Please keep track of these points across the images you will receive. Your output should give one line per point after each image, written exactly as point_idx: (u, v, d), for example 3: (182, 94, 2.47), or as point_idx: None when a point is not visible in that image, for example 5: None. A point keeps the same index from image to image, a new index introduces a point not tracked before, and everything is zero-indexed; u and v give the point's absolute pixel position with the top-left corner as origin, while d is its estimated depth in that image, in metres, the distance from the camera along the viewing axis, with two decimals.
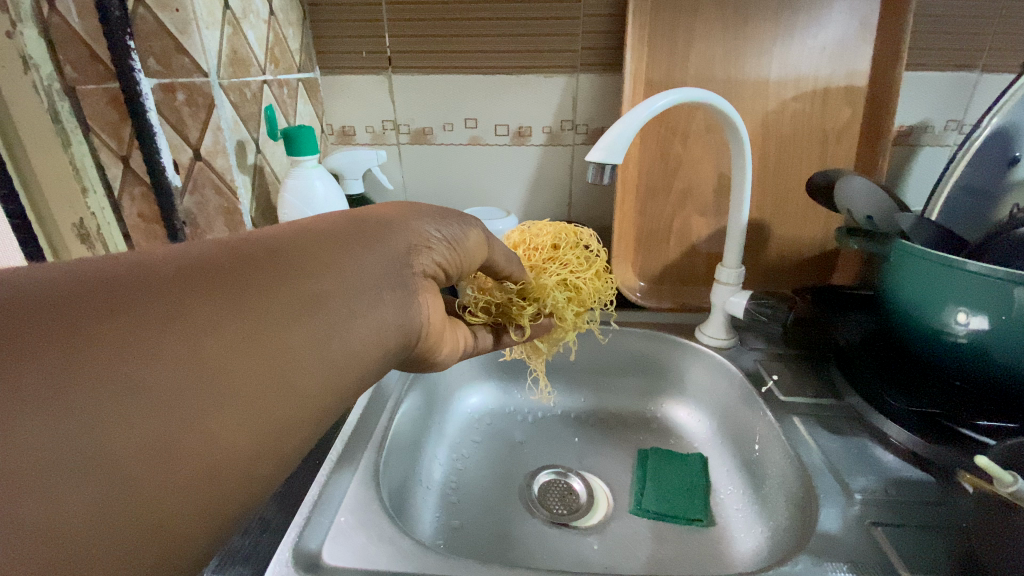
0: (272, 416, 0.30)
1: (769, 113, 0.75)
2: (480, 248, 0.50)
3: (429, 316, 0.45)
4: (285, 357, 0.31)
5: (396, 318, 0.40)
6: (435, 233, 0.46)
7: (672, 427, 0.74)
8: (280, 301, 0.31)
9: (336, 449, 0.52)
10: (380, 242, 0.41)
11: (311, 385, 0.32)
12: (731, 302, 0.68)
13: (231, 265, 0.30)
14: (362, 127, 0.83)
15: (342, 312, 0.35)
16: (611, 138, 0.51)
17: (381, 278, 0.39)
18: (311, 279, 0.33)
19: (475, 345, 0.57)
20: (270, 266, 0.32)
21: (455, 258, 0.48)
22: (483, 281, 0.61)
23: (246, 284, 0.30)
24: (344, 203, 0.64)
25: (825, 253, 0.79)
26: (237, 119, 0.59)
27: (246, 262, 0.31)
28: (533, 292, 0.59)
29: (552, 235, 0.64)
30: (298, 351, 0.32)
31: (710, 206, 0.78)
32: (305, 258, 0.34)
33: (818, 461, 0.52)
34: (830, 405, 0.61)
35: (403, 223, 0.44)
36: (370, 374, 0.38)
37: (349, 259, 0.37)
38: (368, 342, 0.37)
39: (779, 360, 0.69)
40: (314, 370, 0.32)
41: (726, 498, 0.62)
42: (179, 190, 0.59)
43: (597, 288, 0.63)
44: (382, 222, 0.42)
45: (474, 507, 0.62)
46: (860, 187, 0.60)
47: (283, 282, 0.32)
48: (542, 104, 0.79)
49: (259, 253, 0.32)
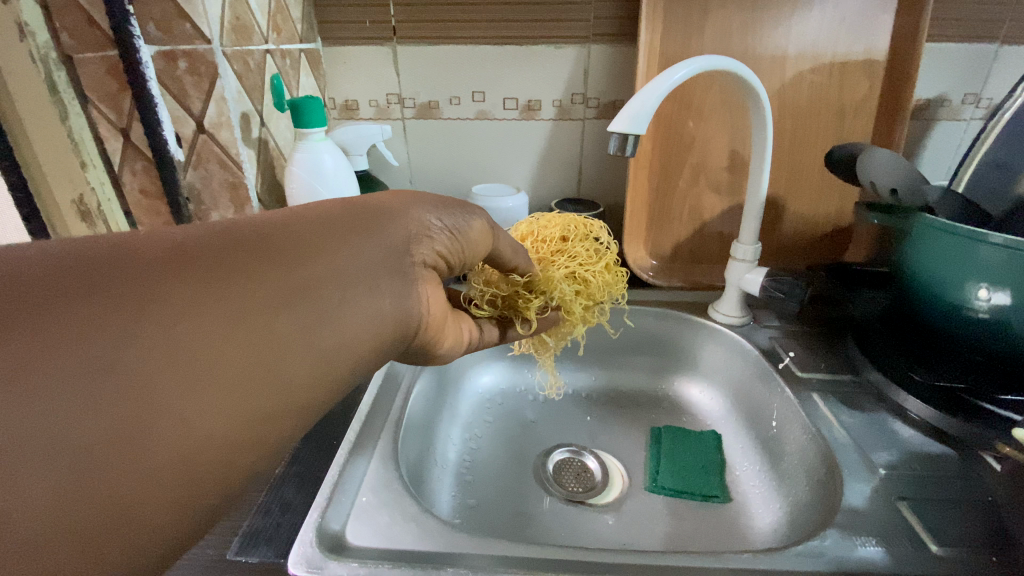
0: (273, 393, 0.30)
1: (786, 86, 0.73)
2: (485, 238, 0.48)
3: (428, 308, 0.44)
4: (285, 337, 0.31)
5: (399, 305, 0.39)
6: (437, 223, 0.44)
7: (684, 405, 0.73)
8: (276, 281, 0.31)
9: (353, 429, 0.51)
10: (379, 231, 0.39)
11: (313, 364, 0.32)
12: (748, 279, 0.67)
13: (227, 247, 0.30)
14: (366, 101, 0.80)
15: (342, 297, 0.34)
16: (636, 108, 0.49)
17: (382, 262, 0.38)
18: (307, 262, 0.33)
19: (482, 335, 0.56)
20: (266, 248, 0.31)
21: (456, 248, 0.46)
22: (489, 274, 0.59)
23: (245, 265, 0.30)
24: (353, 178, 0.62)
25: (838, 229, 0.78)
26: (241, 89, 0.56)
27: (244, 244, 0.31)
28: (540, 285, 0.58)
29: (561, 227, 0.63)
30: (297, 332, 0.31)
31: (724, 183, 0.76)
32: (302, 239, 0.33)
33: (841, 437, 0.52)
34: (847, 381, 0.60)
35: (402, 210, 0.42)
36: (374, 352, 0.38)
37: (347, 244, 0.36)
38: (370, 320, 0.36)
39: (794, 337, 0.69)
40: (316, 348, 0.32)
41: (742, 475, 0.62)
42: (183, 164, 0.56)
43: (606, 282, 0.61)
44: (379, 210, 0.40)
45: (489, 486, 0.62)
46: (882, 161, 0.59)
47: (279, 264, 0.31)
48: (553, 77, 0.77)
49: (257, 234, 0.32)
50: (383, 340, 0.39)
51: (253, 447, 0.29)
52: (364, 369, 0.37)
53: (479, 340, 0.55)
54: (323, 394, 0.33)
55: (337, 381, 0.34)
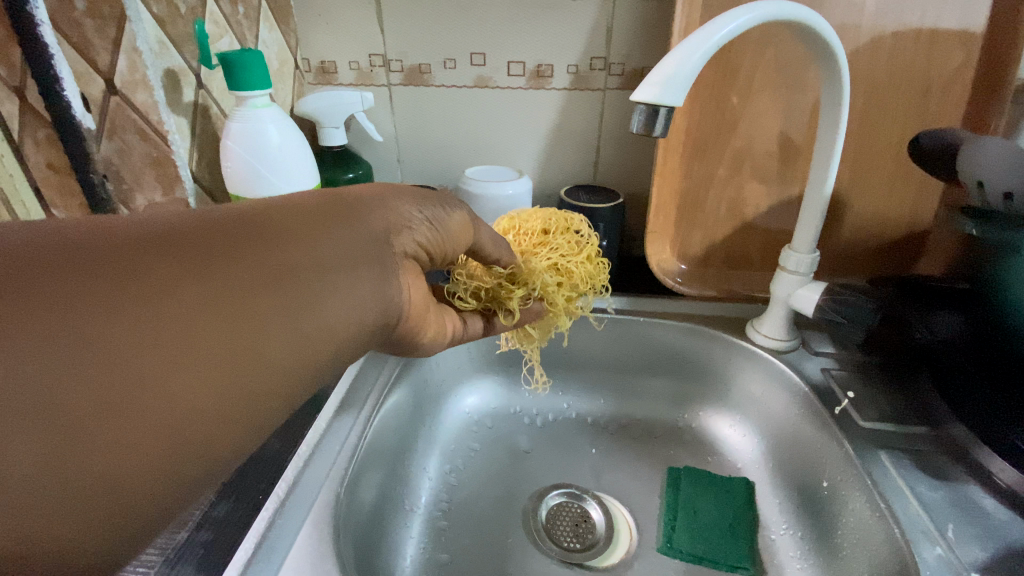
0: (66, 480, 0.20)
1: (860, 51, 0.55)
2: (465, 233, 0.40)
3: (408, 301, 0.37)
4: (153, 384, 0.22)
5: (370, 314, 0.32)
6: (415, 213, 0.36)
7: (710, 442, 0.61)
8: (202, 300, 0.24)
9: (288, 477, 0.41)
10: (351, 224, 0.32)
11: (154, 427, 0.22)
12: (798, 296, 0.53)
13: (144, 258, 0.23)
14: (345, 62, 0.67)
15: (303, 307, 0.28)
16: (671, 70, 0.36)
17: (354, 256, 0.31)
18: (260, 271, 0.26)
19: (466, 329, 0.46)
20: (178, 257, 0.24)
21: (434, 241, 0.38)
22: (471, 266, 0.47)
23: (94, 286, 0.22)
24: (307, 149, 0.52)
25: (914, 234, 0.62)
26: (163, 38, 0.45)
27: (110, 257, 0.22)
28: (521, 277, 0.47)
29: (541, 219, 0.51)
30: (186, 372, 0.23)
31: (774, 172, 0.61)
32: (258, 242, 0.27)
33: (919, 521, 0.40)
34: (922, 435, 0.47)
35: (379, 199, 0.35)
36: (278, 404, 0.27)
37: (307, 237, 0.29)
38: (261, 364, 0.26)
39: (854, 369, 0.55)
40: (172, 403, 0.23)
41: (778, 541, 0.50)
42: (95, 134, 0.45)
43: (590, 272, 0.50)
44: (354, 200, 0.33)
45: (467, 535, 0.52)
46: (997, 152, 0.45)
47: (197, 277, 0.24)
48: (566, 35, 0.63)
49: (122, 245, 0.23)
50: (297, 389, 0.28)
51: (41, 555, 0.20)
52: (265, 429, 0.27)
53: (461, 331, 0.46)
54: (184, 471, 0.23)
55: (204, 452, 0.24)
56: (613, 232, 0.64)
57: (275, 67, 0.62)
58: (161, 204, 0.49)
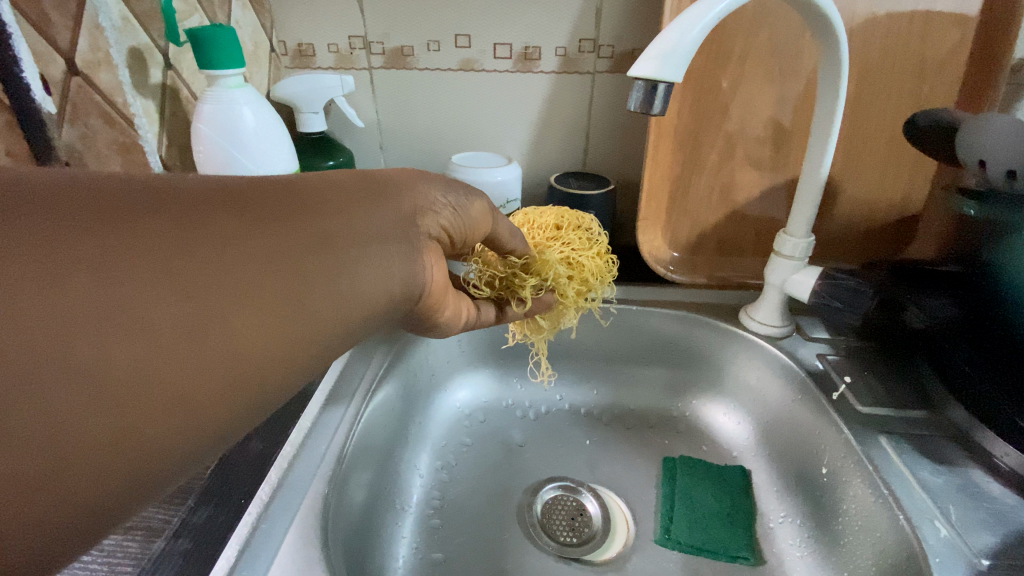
0: (38, 475, 0.18)
1: (854, 32, 0.54)
2: (485, 221, 0.39)
3: (433, 277, 0.36)
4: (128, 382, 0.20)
5: (385, 296, 0.31)
6: (438, 199, 0.36)
7: (704, 431, 0.60)
8: (218, 273, 0.23)
9: (273, 479, 0.39)
10: (377, 209, 0.31)
11: (155, 401, 0.21)
12: (793, 281, 0.52)
13: (160, 224, 0.22)
14: (324, 45, 0.64)
15: (319, 289, 0.27)
16: (670, 44, 0.35)
17: (360, 240, 0.29)
18: (282, 246, 0.25)
19: (479, 314, 0.44)
20: (195, 223, 0.23)
21: (456, 226, 0.38)
22: (486, 259, 0.47)
23: (99, 249, 0.20)
24: (284, 133, 0.49)
25: (904, 218, 0.62)
26: (128, 14, 0.43)
27: (120, 216, 0.21)
28: (533, 268, 0.46)
29: (555, 214, 0.51)
30: (192, 348, 0.22)
31: (767, 156, 0.60)
32: (282, 216, 0.26)
33: (923, 504, 0.40)
34: (920, 419, 0.47)
35: (405, 184, 0.34)
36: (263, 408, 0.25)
37: (312, 221, 0.27)
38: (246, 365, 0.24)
39: (849, 354, 0.54)
40: (168, 390, 0.21)
41: (777, 530, 0.50)
42: (57, 120, 0.39)
43: (601, 267, 0.50)
44: (376, 182, 0.32)
45: (462, 531, 0.50)
46: (1004, 131, 0.43)
47: (218, 246, 0.23)
48: (554, 16, 0.61)
49: (131, 203, 0.21)
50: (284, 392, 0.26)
51: None
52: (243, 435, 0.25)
53: (476, 316, 0.44)
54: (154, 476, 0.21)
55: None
56: (604, 219, 0.63)
57: (249, 49, 0.59)
58: None
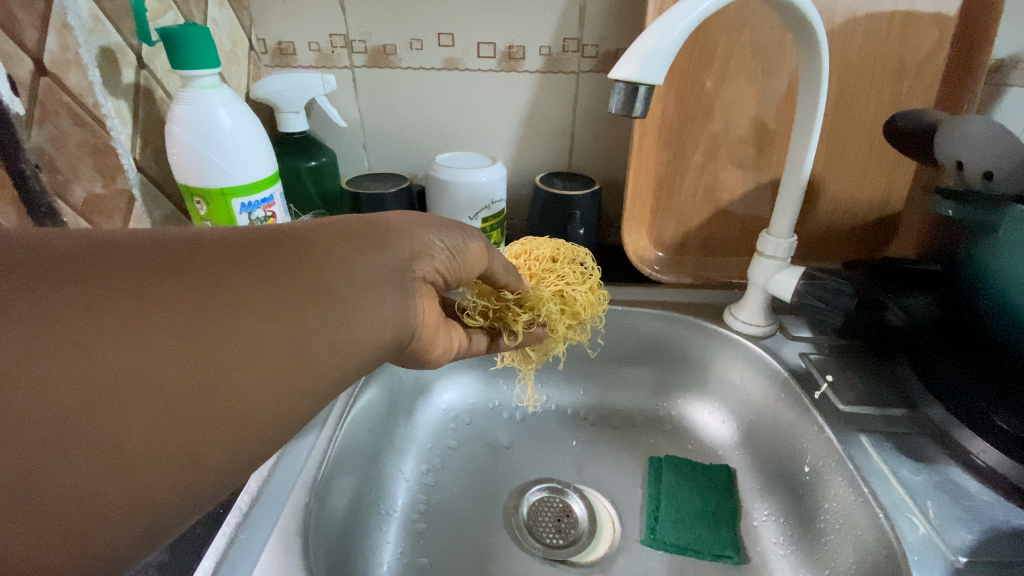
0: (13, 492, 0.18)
1: (836, 33, 0.54)
2: (481, 260, 0.39)
3: (424, 319, 0.36)
4: (99, 409, 0.20)
5: (375, 340, 0.30)
6: (437, 241, 0.36)
7: (689, 429, 0.60)
8: (209, 316, 0.23)
9: (253, 487, 0.39)
10: (371, 250, 0.31)
11: (143, 441, 0.21)
12: (776, 281, 0.53)
13: (153, 270, 0.22)
14: (304, 43, 0.63)
15: (312, 333, 0.26)
16: (651, 46, 0.35)
17: (353, 283, 0.29)
18: (277, 288, 0.25)
19: (471, 344, 0.44)
20: (193, 272, 0.23)
21: (452, 269, 0.38)
22: (485, 292, 0.46)
23: (98, 290, 0.21)
24: (263, 136, 0.48)
25: (886, 216, 0.62)
26: (98, 13, 0.42)
27: (123, 264, 0.22)
28: (528, 306, 0.46)
29: (551, 245, 0.51)
30: (179, 388, 0.22)
31: (750, 156, 0.61)
32: (279, 259, 0.26)
33: (900, 501, 0.40)
34: (899, 416, 0.47)
35: (403, 226, 0.34)
36: (242, 426, 0.24)
37: (304, 262, 0.27)
38: (227, 400, 0.23)
39: (832, 353, 0.55)
40: (148, 409, 0.21)
41: (761, 528, 0.50)
42: (26, 121, 0.38)
43: (594, 302, 0.50)
44: (375, 225, 0.33)
45: (446, 535, 0.50)
46: (976, 132, 0.43)
47: (211, 291, 0.23)
48: (538, 15, 0.61)
49: (128, 253, 0.22)
50: (267, 408, 0.25)
51: None
52: (225, 455, 0.24)
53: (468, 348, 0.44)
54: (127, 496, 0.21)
55: (151, 487, 0.21)
56: (590, 221, 0.62)
57: (226, 47, 0.57)
58: (102, 196, 0.44)
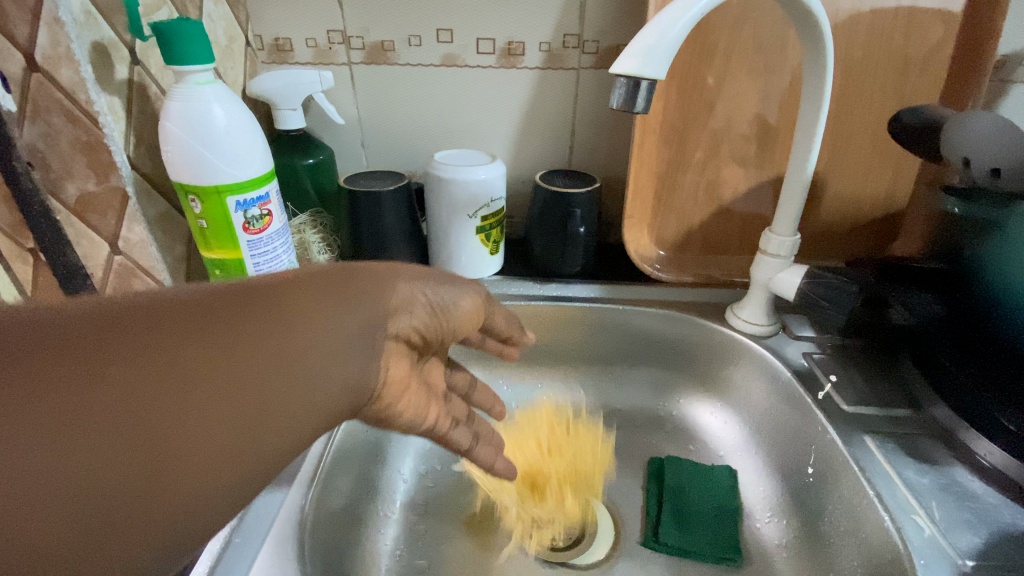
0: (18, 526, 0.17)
1: (840, 28, 0.53)
2: (474, 316, 0.42)
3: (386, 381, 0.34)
4: (71, 440, 0.19)
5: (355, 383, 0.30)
6: (421, 295, 0.37)
7: (690, 429, 0.60)
8: (191, 355, 0.22)
9: None
10: (358, 299, 0.32)
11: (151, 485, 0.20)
12: (779, 280, 0.52)
13: (134, 315, 0.22)
14: (301, 39, 0.62)
15: (303, 379, 0.27)
16: (652, 41, 0.34)
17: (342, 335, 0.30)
18: (267, 340, 0.26)
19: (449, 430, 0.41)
20: (195, 326, 0.23)
21: (433, 326, 0.38)
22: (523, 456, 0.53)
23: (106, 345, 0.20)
24: (258, 133, 0.47)
25: (889, 215, 0.62)
26: (89, 7, 0.41)
27: (128, 317, 0.22)
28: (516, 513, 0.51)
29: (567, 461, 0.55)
30: (157, 423, 0.21)
31: (752, 154, 0.60)
32: (276, 314, 0.26)
33: (906, 502, 0.40)
34: (905, 416, 0.47)
35: (389, 279, 0.35)
36: (215, 464, 0.22)
37: (298, 316, 0.27)
38: (227, 437, 0.23)
39: (837, 353, 0.54)
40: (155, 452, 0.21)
41: (763, 529, 0.50)
42: (16, 117, 0.38)
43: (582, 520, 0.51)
44: (363, 276, 0.33)
45: (444, 537, 0.49)
46: (983, 129, 0.42)
47: (216, 345, 0.23)
48: (538, 10, 0.60)
49: (133, 310, 0.22)
50: (256, 445, 0.24)
51: None
52: (223, 478, 0.23)
53: (448, 432, 0.41)
54: (103, 536, 0.19)
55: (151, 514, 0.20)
56: (591, 219, 0.61)
57: (222, 43, 0.56)
58: (95, 195, 0.44)
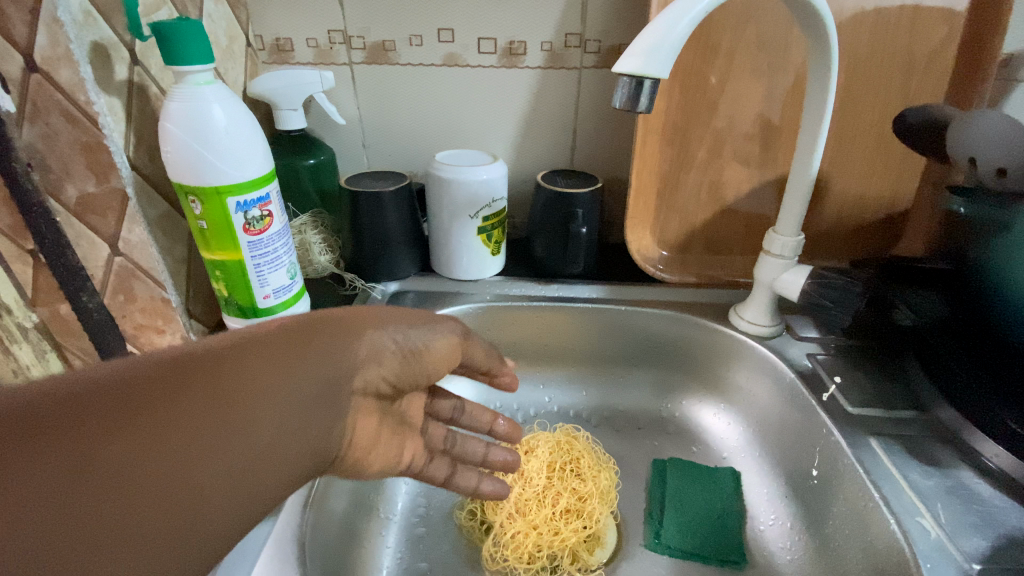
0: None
1: (843, 27, 0.53)
2: (451, 356, 0.41)
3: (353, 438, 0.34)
4: (18, 515, 0.19)
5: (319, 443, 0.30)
6: (391, 341, 0.37)
7: (693, 431, 0.59)
8: (147, 426, 0.23)
9: None
10: (322, 355, 0.32)
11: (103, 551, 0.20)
12: (783, 280, 0.52)
13: (84, 390, 0.22)
14: (302, 39, 0.62)
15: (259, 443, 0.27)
16: (656, 39, 0.34)
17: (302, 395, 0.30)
18: (225, 406, 0.26)
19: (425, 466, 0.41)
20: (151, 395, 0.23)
21: (405, 372, 0.38)
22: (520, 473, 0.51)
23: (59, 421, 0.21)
24: (258, 133, 0.47)
25: (893, 215, 0.61)
26: (89, 7, 0.40)
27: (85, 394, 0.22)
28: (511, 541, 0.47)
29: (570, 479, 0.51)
30: (109, 498, 0.21)
31: (755, 154, 0.60)
32: (233, 377, 0.27)
33: (911, 504, 0.39)
34: (909, 419, 0.46)
35: (356, 329, 0.35)
36: (163, 534, 0.22)
37: (256, 380, 0.28)
38: (185, 501, 0.23)
39: (840, 355, 0.53)
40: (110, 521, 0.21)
41: (767, 531, 0.49)
42: (15, 117, 0.39)
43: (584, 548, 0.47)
44: (327, 329, 0.34)
45: (446, 539, 0.49)
46: (991, 128, 0.42)
47: (173, 414, 0.24)
48: (539, 10, 0.60)
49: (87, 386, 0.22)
50: (212, 508, 0.24)
51: None
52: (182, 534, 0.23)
53: (421, 469, 0.41)
54: None
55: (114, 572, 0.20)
56: (593, 220, 0.60)
57: (223, 43, 0.56)
58: (94, 196, 0.43)
